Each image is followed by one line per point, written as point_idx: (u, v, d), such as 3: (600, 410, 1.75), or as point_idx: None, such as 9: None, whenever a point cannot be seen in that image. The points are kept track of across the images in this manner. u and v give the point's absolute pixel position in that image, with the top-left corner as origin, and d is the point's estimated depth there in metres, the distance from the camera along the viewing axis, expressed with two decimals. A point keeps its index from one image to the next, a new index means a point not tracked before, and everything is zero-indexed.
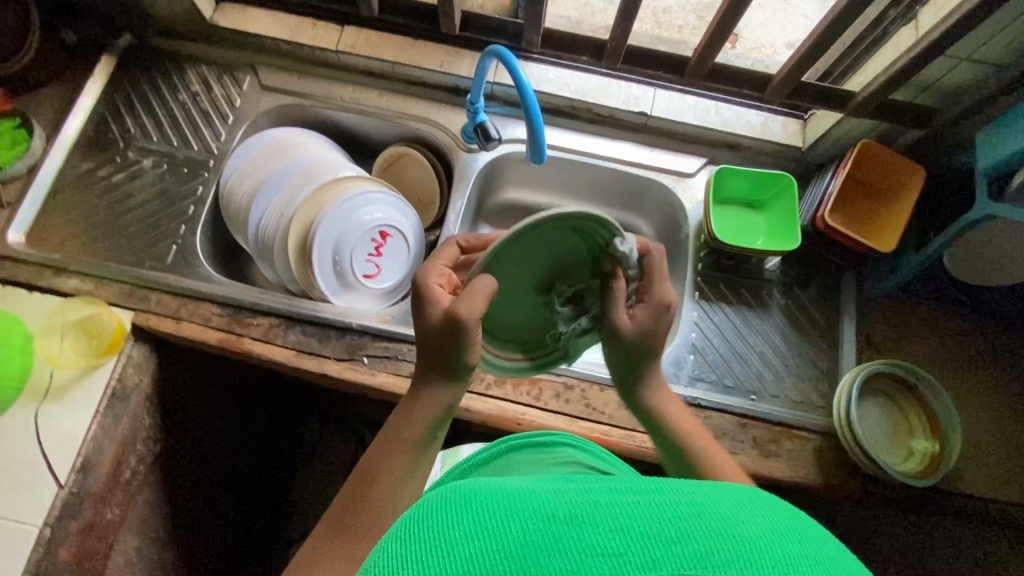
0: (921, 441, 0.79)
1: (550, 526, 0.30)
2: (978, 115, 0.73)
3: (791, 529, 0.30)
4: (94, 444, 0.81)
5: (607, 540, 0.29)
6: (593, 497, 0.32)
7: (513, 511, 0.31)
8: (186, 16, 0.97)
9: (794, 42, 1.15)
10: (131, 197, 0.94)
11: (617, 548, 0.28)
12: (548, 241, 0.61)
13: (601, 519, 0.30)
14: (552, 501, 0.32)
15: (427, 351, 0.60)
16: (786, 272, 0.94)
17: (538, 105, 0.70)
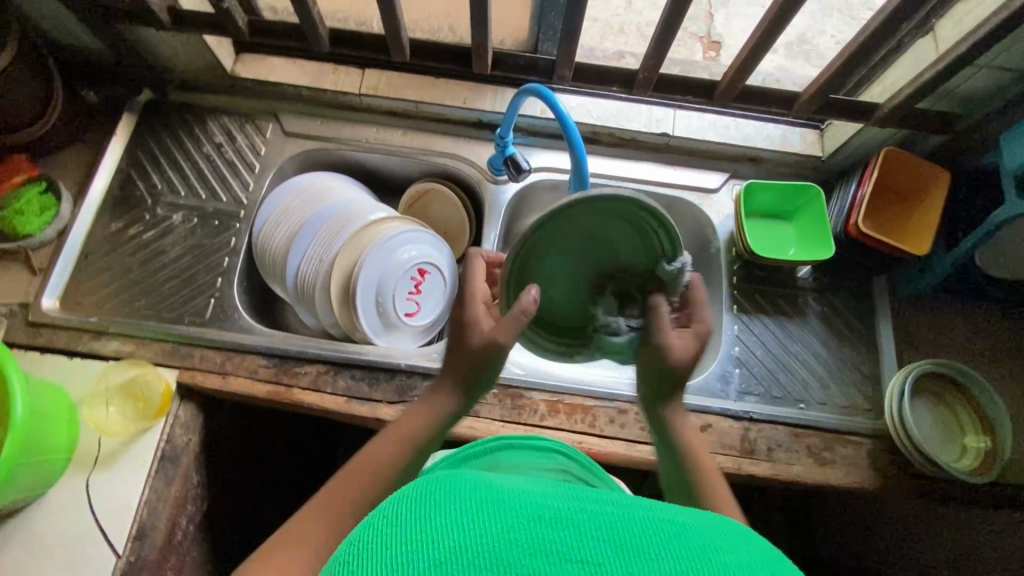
0: (975, 438, 0.81)
1: (538, 526, 0.32)
2: (1001, 119, 0.76)
3: (765, 564, 0.32)
4: (149, 509, 0.79)
5: (589, 548, 0.31)
6: (579, 505, 0.35)
7: (505, 506, 0.34)
8: (207, 69, 0.97)
9: (778, 47, 1.18)
10: (164, 253, 0.94)
11: (597, 558, 0.31)
12: (596, 225, 0.64)
13: (587, 526, 0.33)
14: (541, 503, 0.35)
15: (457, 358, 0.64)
16: (819, 279, 0.95)
17: (581, 138, 0.72)
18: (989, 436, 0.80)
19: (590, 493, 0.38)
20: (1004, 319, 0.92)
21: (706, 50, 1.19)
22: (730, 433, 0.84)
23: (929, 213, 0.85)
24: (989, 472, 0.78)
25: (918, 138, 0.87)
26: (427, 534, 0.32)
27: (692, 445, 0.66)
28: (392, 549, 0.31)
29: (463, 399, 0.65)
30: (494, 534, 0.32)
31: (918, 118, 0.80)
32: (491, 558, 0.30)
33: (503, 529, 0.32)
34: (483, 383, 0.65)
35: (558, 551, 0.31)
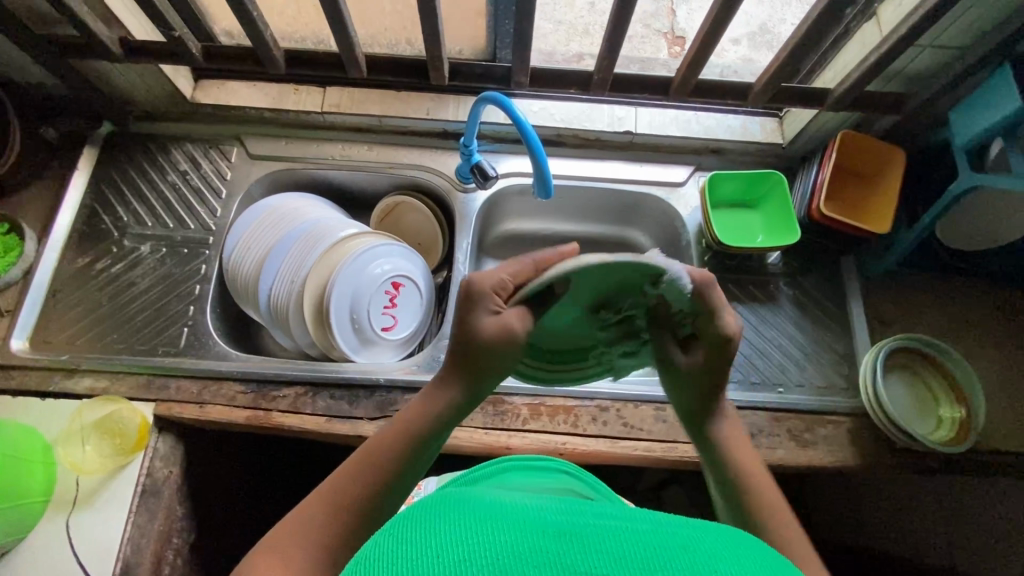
0: (948, 409, 0.83)
1: (545, 539, 0.34)
2: (948, 96, 0.78)
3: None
4: (133, 545, 0.78)
5: (594, 559, 0.33)
6: (588, 522, 0.36)
7: (514, 521, 0.36)
8: (166, 97, 0.97)
9: (739, 38, 1.20)
10: (134, 285, 0.93)
11: (603, 570, 0.32)
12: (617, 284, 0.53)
13: (594, 540, 0.34)
14: (548, 519, 0.36)
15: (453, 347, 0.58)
16: (788, 263, 0.97)
17: (540, 142, 0.72)
18: (963, 406, 0.82)
19: (600, 511, 0.39)
20: (971, 289, 0.94)
21: (671, 45, 1.20)
22: None
23: (887, 193, 0.87)
24: (962, 441, 0.80)
25: (872, 119, 0.89)
26: (434, 546, 0.34)
27: (742, 457, 0.62)
28: (402, 563, 0.33)
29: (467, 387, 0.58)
30: (502, 543, 0.33)
31: (869, 101, 0.82)
32: (497, 563, 0.32)
33: (511, 538, 0.34)
34: (490, 371, 0.57)
35: (564, 560, 0.32)
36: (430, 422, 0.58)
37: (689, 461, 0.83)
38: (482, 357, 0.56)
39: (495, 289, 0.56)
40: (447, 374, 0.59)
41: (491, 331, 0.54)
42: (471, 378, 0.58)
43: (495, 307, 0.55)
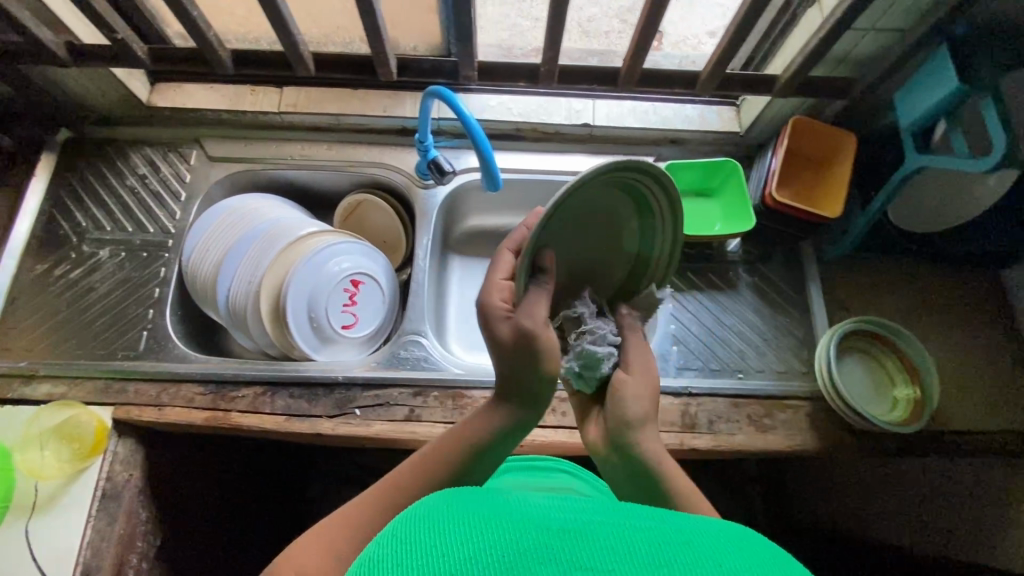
0: (898, 390, 0.84)
1: (547, 539, 0.34)
2: (891, 79, 0.79)
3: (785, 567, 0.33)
4: (93, 550, 0.78)
5: (597, 556, 0.32)
6: (595, 523, 0.36)
7: (518, 522, 0.36)
8: (121, 102, 0.97)
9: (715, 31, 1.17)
10: (93, 290, 0.92)
11: (608, 565, 0.32)
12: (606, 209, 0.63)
13: (598, 540, 0.34)
14: (554, 520, 0.36)
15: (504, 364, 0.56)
16: (747, 251, 0.98)
17: (485, 136, 0.72)
18: (918, 386, 0.82)
19: (613, 513, 0.39)
20: (923, 273, 0.96)
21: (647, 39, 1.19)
22: (671, 410, 0.86)
23: (840, 178, 0.87)
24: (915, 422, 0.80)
25: (823, 105, 0.90)
26: (437, 548, 0.34)
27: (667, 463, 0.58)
28: (402, 566, 0.33)
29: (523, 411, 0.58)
30: (503, 541, 0.33)
31: (816, 86, 0.83)
32: (502, 562, 0.32)
33: (514, 538, 0.34)
34: (533, 392, 0.57)
35: (567, 557, 0.32)
36: (478, 442, 0.57)
37: None
38: (518, 371, 0.55)
39: (499, 296, 0.56)
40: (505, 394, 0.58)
41: (510, 335, 0.54)
42: (518, 402, 0.58)
43: (507, 314, 0.55)
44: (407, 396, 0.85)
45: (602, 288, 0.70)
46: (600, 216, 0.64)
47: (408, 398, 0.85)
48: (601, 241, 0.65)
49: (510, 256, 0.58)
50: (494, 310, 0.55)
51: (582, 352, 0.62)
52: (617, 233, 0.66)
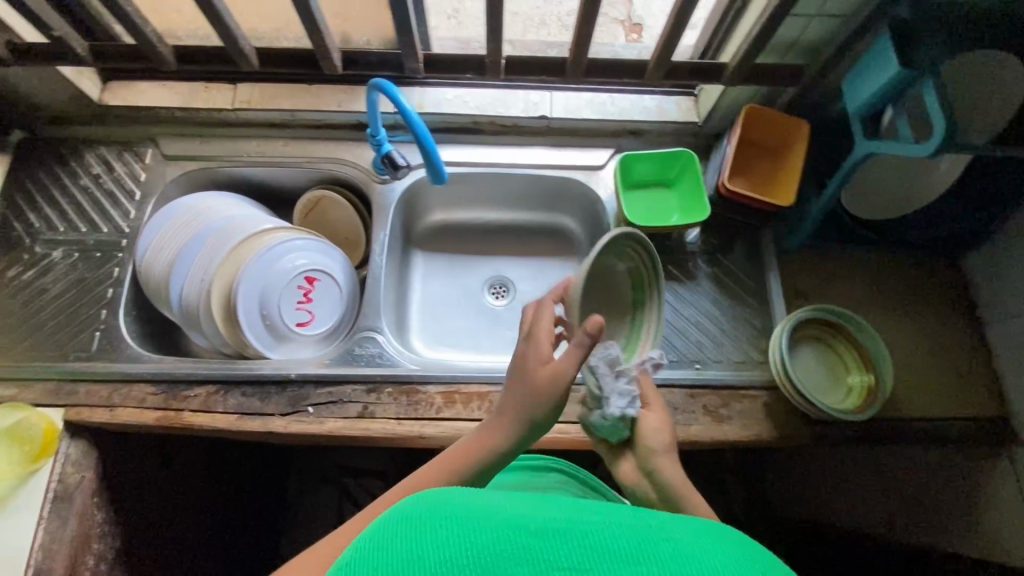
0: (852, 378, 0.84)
1: (526, 538, 0.35)
2: (838, 65, 0.79)
3: (755, 558, 0.35)
4: (44, 552, 0.78)
5: (575, 555, 0.34)
6: (573, 522, 0.37)
7: (496, 519, 0.37)
8: (73, 101, 0.96)
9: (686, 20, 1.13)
10: (45, 291, 0.92)
11: (586, 564, 0.33)
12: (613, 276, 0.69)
13: (576, 539, 0.35)
14: (532, 517, 0.38)
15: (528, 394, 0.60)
16: (706, 242, 0.97)
17: (427, 129, 0.72)
18: (872, 373, 0.82)
19: (590, 511, 0.40)
20: (882, 261, 0.96)
21: (629, 33, 1.16)
22: None
23: (793, 165, 0.87)
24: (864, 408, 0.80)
25: (777, 93, 0.90)
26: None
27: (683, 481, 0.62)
28: None
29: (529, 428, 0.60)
30: (484, 543, 0.34)
31: (765, 74, 0.82)
32: None
33: (494, 539, 0.35)
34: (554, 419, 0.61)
35: (546, 559, 0.34)
36: (495, 449, 0.59)
37: None
38: (540, 391, 0.59)
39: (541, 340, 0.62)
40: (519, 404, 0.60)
41: (549, 372, 0.59)
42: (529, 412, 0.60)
43: (545, 357, 0.61)
44: (361, 393, 0.84)
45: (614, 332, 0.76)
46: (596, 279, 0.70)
47: (362, 395, 0.84)
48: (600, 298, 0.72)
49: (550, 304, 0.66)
50: (536, 349, 0.61)
51: (622, 389, 0.65)
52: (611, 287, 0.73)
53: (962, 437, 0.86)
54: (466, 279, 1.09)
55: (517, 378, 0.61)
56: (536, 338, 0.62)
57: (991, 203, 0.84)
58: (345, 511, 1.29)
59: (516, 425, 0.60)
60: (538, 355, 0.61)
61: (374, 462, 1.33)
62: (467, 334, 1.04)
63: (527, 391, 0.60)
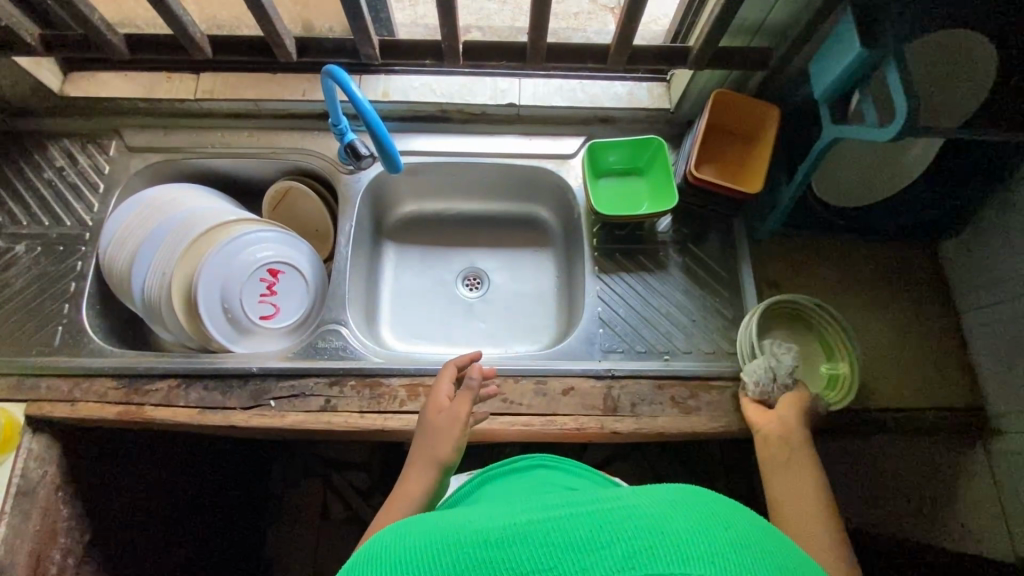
0: (832, 365, 0.81)
1: (490, 551, 0.34)
2: (804, 48, 0.76)
3: (717, 516, 0.35)
4: (6, 547, 0.78)
5: (540, 556, 0.33)
6: (536, 517, 0.36)
7: (458, 543, 0.36)
8: (33, 92, 0.95)
9: None
10: (8, 285, 0.91)
11: (551, 562, 0.33)
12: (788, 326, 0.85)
13: (537, 537, 0.34)
14: (495, 526, 0.37)
15: (433, 443, 0.68)
16: (678, 230, 0.96)
17: (378, 117, 0.70)
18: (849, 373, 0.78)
19: (555, 503, 0.39)
20: (857, 249, 0.94)
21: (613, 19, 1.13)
22: (593, 394, 0.84)
23: (762, 151, 0.85)
24: (843, 396, 0.77)
25: (746, 77, 0.88)
26: None
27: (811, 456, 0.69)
28: None
29: (441, 470, 0.67)
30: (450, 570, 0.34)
31: (731, 58, 0.80)
32: None
33: (458, 563, 0.34)
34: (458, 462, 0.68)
35: (511, 568, 0.33)
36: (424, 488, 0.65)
37: (569, 434, 0.82)
38: (442, 437, 0.68)
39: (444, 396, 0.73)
40: (426, 451, 0.68)
41: (448, 417, 0.69)
42: (435, 452, 0.67)
43: (442, 405, 0.72)
44: (324, 386, 0.83)
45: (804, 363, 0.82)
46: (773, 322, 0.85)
47: (325, 388, 0.83)
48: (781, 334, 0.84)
49: (453, 367, 0.77)
50: (436, 399, 0.73)
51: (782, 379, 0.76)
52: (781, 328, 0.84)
53: (934, 427, 0.84)
54: (438, 270, 1.08)
55: (422, 435, 0.71)
56: (434, 396, 0.74)
57: (964, 190, 0.83)
58: (328, 504, 1.29)
59: (430, 471, 0.66)
60: (436, 407, 0.72)
61: (357, 455, 1.33)
62: (439, 326, 1.03)
63: (432, 439, 0.69)
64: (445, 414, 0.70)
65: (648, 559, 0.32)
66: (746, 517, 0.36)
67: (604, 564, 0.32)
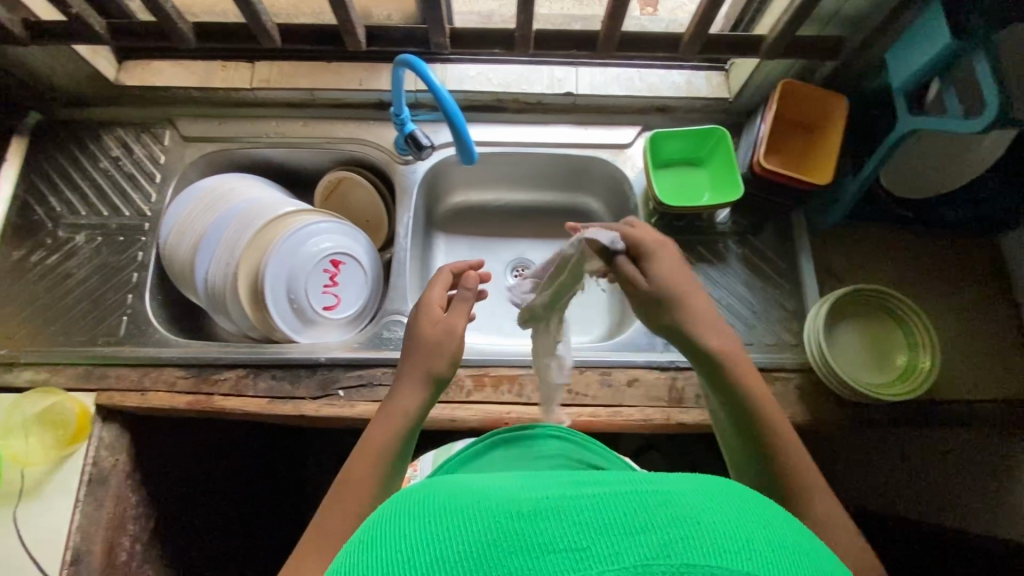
0: (912, 356, 0.80)
1: (517, 524, 0.30)
2: (884, 37, 0.76)
3: (752, 514, 0.31)
4: (83, 534, 0.78)
5: (571, 534, 0.28)
6: (563, 496, 0.32)
7: (478, 512, 0.31)
8: (88, 81, 0.94)
9: None
10: (70, 276, 0.91)
11: (582, 542, 0.28)
12: (873, 319, 0.84)
13: (569, 514, 0.29)
14: (521, 500, 0.32)
15: (421, 357, 0.66)
16: (736, 222, 0.95)
17: (457, 106, 0.69)
18: (930, 368, 0.77)
19: (582, 484, 0.35)
20: (918, 241, 0.93)
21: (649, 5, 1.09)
22: (658, 385, 0.85)
23: (830, 141, 0.84)
24: (919, 387, 0.77)
25: (814, 67, 0.87)
26: None
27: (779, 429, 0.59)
28: None
29: (429, 388, 0.66)
30: (473, 542, 0.29)
31: (805, 47, 0.79)
32: None
33: (479, 533, 0.30)
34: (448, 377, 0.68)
35: (542, 544, 0.28)
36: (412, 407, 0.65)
37: (634, 425, 0.83)
38: (431, 353, 0.66)
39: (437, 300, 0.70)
40: (414, 371, 0.66)
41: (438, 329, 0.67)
42: (426, 375, 0.66)
43: (434, 316, 0.68)
44: (390, 376, 0.84)
45: (883, 357, 0.82)
46: (858, 311, 0.84)
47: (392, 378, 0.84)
48: (867, 326, 0.83)
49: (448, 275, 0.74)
50: (426, 312, 0.69)
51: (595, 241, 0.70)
52: (868, 321, 0.84)
53: (997, 420, 0.84)
54: (488, 261, 1.08)
55: (412, 345, 0.68)
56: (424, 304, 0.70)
57: None
58: None
59: (423, 386, 0.65)
60: (430, 320, 0.68)
61: None
62: (491, 317, 1.03)
63: (425, 352, 0.66)
64: (446, 323, 0.68)
65: (682, 548, 0.27)
66: (782, 521, 0.33)
67: (637, 550, 0.27)
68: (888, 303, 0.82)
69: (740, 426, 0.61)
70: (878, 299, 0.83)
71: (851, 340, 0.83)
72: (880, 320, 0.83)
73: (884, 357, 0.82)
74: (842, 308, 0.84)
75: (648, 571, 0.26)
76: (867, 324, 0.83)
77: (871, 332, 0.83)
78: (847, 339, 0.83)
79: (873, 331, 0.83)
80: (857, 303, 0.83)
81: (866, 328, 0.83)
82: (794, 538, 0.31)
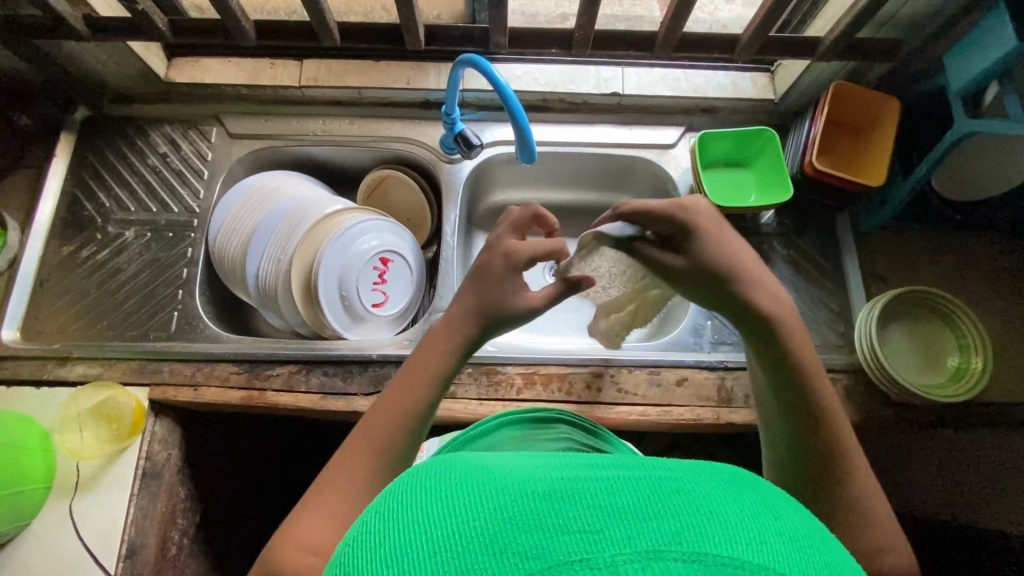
0: (962, 359, 0.81)
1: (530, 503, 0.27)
2: (943, 40, 0.76)
3: (769, 506, 0.29)
4: (137, 527, 0.78)
5: (585, 516, 0.26)
6: (574, 475, 0.29)
7: (489, 488, 0.29)
8: (139, 77, 0.94)
9: None
10: (121, 271, 0.92)
11: (595, 525, 0.25)
12: (923, 321, 0.84)
13: (583, 493, 0.27)
14: (536, 477, 0.29)
15: (480, 298, 0.61)
16: (781, 223, 0.96)
17: (521, 106, 0.69)
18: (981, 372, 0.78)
19: (593, 463, 0.32)
20: (962, 243, 0.94)
21: None
22: (707, 385, 0.85)
23: (881, 144, 0.84)
24: (970, 390, 0.77)
25: (865, 69, 0.87)
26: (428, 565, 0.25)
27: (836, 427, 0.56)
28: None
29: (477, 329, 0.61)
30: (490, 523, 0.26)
31: (860, 49, 0.80)
32: None
33: (493, 510, 0.27)
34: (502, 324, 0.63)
35: (557, 527, 0.25)
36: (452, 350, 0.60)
37: (683, 424, 0.84)
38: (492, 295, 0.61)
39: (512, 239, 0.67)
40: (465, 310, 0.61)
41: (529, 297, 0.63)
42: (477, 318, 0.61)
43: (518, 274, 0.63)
44: None
45: (931, 359, 0.82)
46: (907, 313, 0.84)
47: None
48: (915, 328, 0.84)
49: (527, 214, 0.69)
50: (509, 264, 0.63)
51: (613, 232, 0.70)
52: (918, 323, 0.84)
53: None
54: None
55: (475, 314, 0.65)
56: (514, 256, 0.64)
57: None
58: None
59: (470, 323, 0.61)
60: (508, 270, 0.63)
61: None
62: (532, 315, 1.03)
63: (484, 291, 0.61)
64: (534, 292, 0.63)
65: (695, 537, 0.24)
66: (797, 514, 0.30)
67: (650, 535, 0.24)
68: (939, 306, 0.83)
69: (790, 413, 0.57)
70: (928, 301, 0.83)
71: (899, 342, 0.84)
72: (930, 321, 0.84)
73: (934, 359, 0.82)
74: (894, 308, 0.84)
75: (661, 560, 0.24)
76: (916, 326, 0.84)
77: (918, 335, 0.84)
78: (895, 337, 0.83)
79: (920, 333, 0.84)
80: (907, 304, 0.84)
81: (915, 329, 0.84)
82: (810, 530, 0.29)
